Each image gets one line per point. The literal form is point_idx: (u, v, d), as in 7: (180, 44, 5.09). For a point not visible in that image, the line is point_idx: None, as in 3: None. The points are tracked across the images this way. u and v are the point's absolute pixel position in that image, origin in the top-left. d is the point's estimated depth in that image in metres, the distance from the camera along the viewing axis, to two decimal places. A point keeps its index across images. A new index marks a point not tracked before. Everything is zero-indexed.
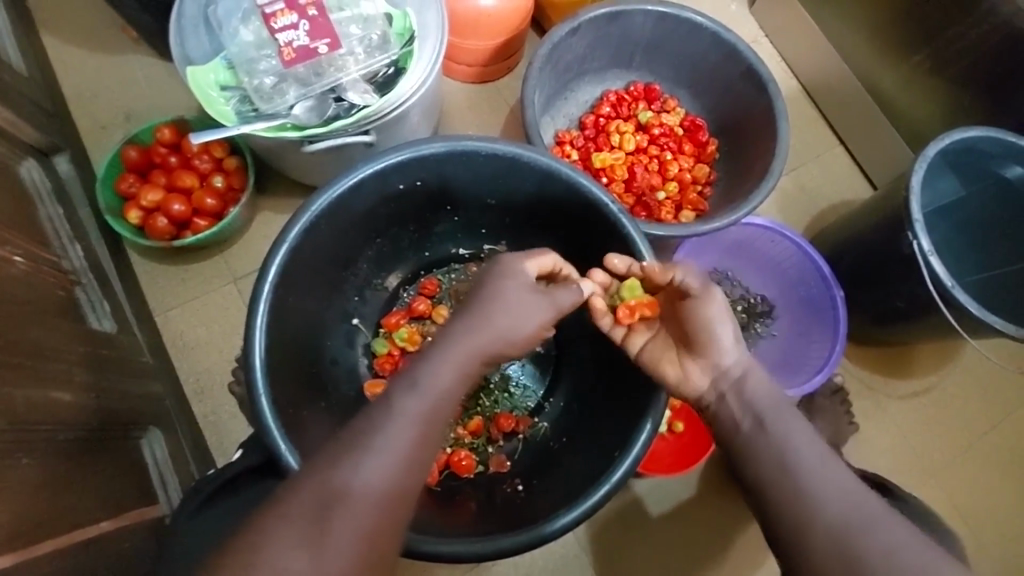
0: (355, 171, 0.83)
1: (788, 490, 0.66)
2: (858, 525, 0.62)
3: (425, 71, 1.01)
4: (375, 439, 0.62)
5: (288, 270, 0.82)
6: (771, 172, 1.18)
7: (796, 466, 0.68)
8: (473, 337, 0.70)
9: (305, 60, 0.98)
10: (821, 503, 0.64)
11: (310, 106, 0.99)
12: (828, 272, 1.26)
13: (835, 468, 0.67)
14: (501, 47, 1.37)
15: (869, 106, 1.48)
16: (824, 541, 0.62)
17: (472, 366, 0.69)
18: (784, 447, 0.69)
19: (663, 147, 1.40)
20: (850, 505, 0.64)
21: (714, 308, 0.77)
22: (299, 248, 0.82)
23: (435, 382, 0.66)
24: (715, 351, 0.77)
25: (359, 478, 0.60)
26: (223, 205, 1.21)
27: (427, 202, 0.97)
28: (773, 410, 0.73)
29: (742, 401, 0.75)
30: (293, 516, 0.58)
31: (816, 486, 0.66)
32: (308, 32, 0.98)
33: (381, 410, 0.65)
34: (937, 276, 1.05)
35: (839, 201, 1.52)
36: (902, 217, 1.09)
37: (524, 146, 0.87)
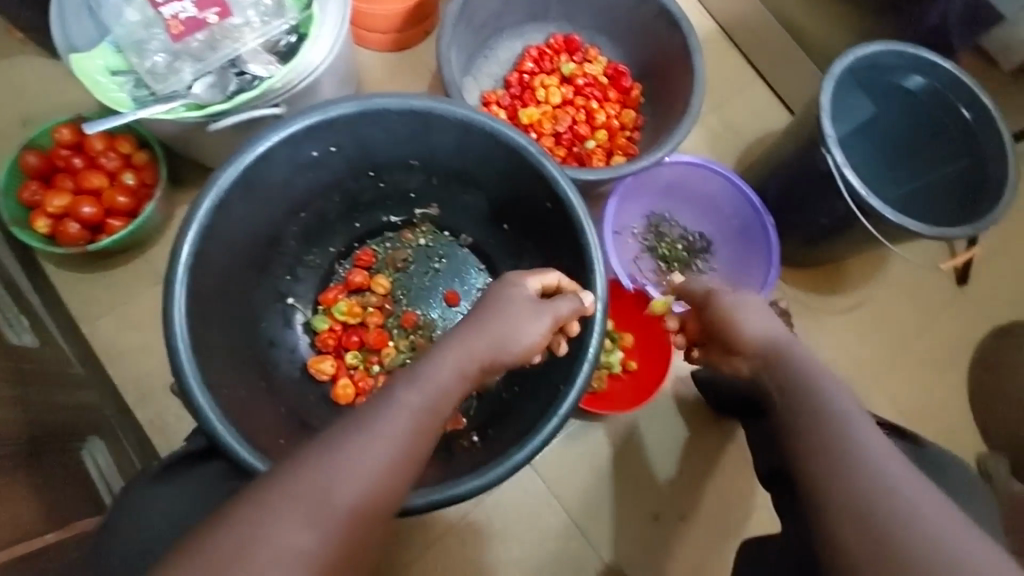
0: (260, 140, 0.80)
1: (815, 441, 0.63)
2: (884, 479, 0.57)
3: (330, 36, 0.98)
4: (370, 426, 0.60)
5: (205, 250, 0.79)
6: (692, 107, 1.20)
7: (839, 426, 0.63)
8: (476, 338, 0.71)
9: (195, 33, 0.94)
10: (853, 462, 0.59)
11: (210, 83, 0.95)
12: (758, 201, 1.30)
13: (874, 435, 0.62)
14: (413, 11, 1.35)
15: (781, 37, 1.50)
16: (847, 494, 0.57)
17: (471, 367, 0.69)
18: (824, 407, 0.66)
19: (589, 96, 1.39)
20: (882, 468, 0.58)
21: (725, 301, 0.87)
22: (212, 224, 0.79)
23: (435, 378, 0.67)
24: (747, 335, 0.80)
25: (355, 464, 0.57)
26: (137, 202, 1.16)
27: (348, 169, 0.95)
28: (815, 373, 0.71)
29: (780, 370, 0.73)
30: (291, 495, 0.54)
31: (846, 442, 0.61)
32: (194, 3, 0.94)
33: (378, 400, 0.64)
34: (852, 187, 1.10)
35: (764, 133, 1.56)
36: (816, 136, 1.13)
37: (435, 99, 0.85)
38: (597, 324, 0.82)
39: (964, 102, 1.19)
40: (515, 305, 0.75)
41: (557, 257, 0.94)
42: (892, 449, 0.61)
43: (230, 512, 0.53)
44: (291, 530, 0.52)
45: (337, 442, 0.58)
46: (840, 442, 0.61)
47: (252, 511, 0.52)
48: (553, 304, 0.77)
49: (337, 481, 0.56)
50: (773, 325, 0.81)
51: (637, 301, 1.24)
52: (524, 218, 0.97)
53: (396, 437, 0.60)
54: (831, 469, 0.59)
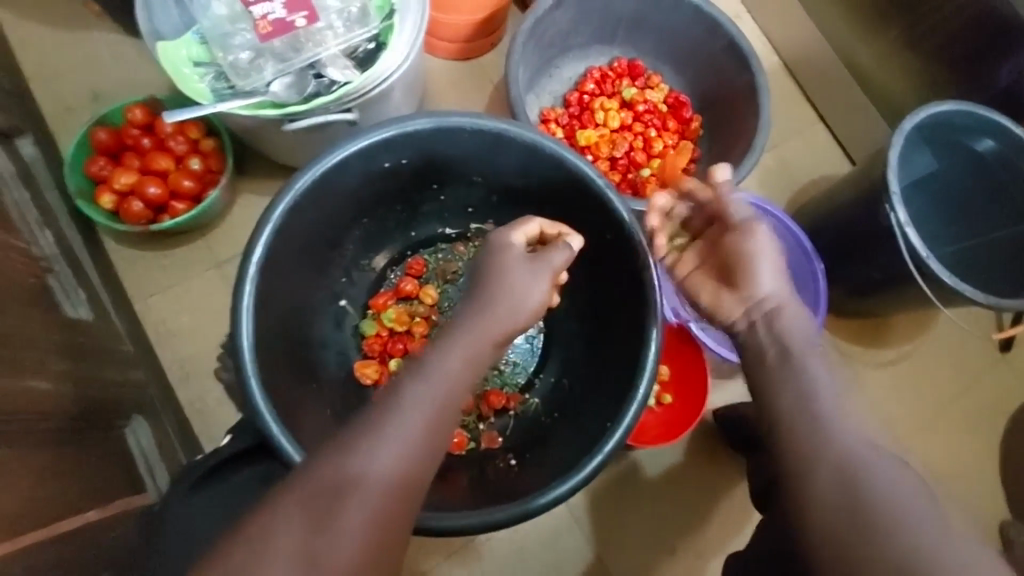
0: (338, 149, 0.82)
1: (801, 435, 0.67)
2: (863, 468, 0.63)
3: (407, 45, 0.99)
4: (383, 424, 0.62)
5: (274, 251, 0.81)
6: (755, 145, 1.19)
7: (819, 411, 0.68)
8: (480, 319, 0.71)
9: (281, 35, 0.96)
10: (836, 451, 0.65)
11: (289, 83, 0.97)
12: (810, 247, 1.29)
13: (849, 421, 0.67)
14: (483, 23, 1.35)
15: (848, 83, 1.49)
16: (830, 480, 0.63)
17: (479, 346, 0.70)
18: (802, 396, 0.70)
19: (648, 123, 1.39)
20: (864, 457, 0.63)
21: (756, 239, 0.82)
22: (284, 226, 0.80)
23: (441, 367, 0.66)
24: (753, 284, 0.80)
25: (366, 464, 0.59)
26: (201, 188, 1.18)
27: (412, 181, 0.96)
28: (801, 343, 0.75)
29: (771, 331, 0.77)
30: (305, 495, 0.58)
31: (828, 432, 0.66)
32: (284, 4, 0.96)
33: (390, 397, 0.65)
34: (912, 247, 1.08)
35: (820, 176, 1.54)
36: (880, 191, 1.12)
37: (509, 121, 0.86)
38: (648, 368, 0.82)
39: None
40: (510, 273, 0.75)
41: (609, 288, 0.94)
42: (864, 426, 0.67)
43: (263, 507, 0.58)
44: (302, 529, 0.56)
45: (351, 444, 0.61)
46: (823, 434, 0.66)
47: (273, 514, 0.57)
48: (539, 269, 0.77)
49: (352, 483, 0.58)
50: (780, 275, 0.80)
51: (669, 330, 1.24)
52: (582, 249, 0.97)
53: (405, 437, 0.61)
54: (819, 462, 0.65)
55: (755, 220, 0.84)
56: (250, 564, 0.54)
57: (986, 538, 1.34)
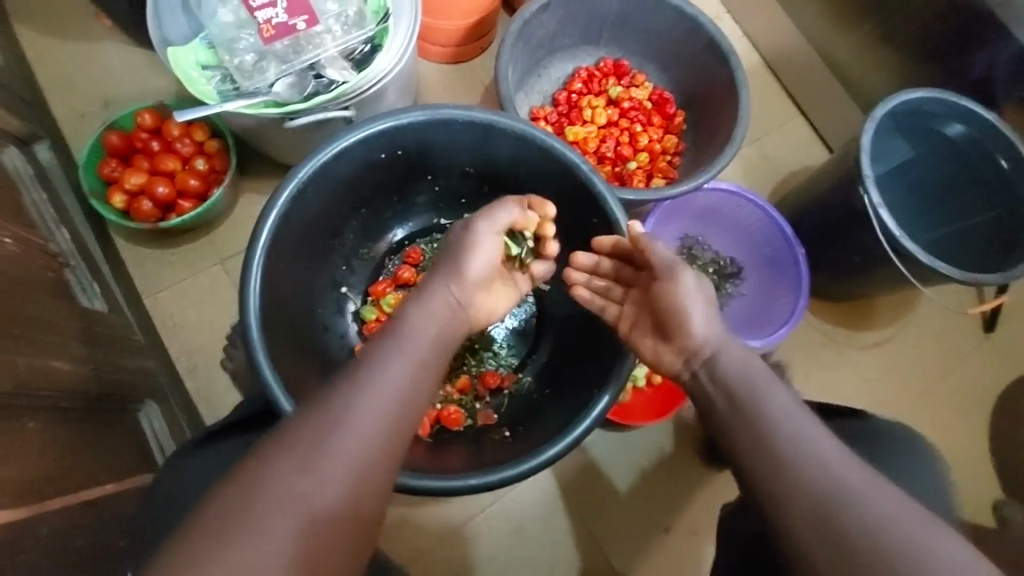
0: (338, 140, 0.88)
1: (766, 471, 0.63)
2: (837, 495, 0.59)
3: (402, 46, 1.05)
4: (363, 372, 0.66)
5: (281, 237, 0.86)
6: (734, 138, 1.25)
7: (775, 436, 0.65)
8: (444, 286, 0.79)
9: (283, 37, 1.02)
10: (803, 478, 0.61)
11: (291, 82, 1.03)
12: (791, 232, 1.34)
13: (811, 439, 0.64)
14: (473, 27, 1.45)
15: (827, 78, 1.55)
16: (805, 512, 0.60)
17: (447, 309, 0.77)
18: (764, 423, 0.66)
19: (634, 119, 1.45)
20: (835, 479, 0.60)
21: (684, 285, 0.79)
22: (290, 213, 0.86)
23: (416, 325, 0.73)
24: (687, 332, 0.77)
25: (357, 407, 0.63)
26: (206, 186, 1.25)
27: (408, 172, 1.02)
28: (745, 382, 0.71)
29: (713, 378, 0.74)
30: (292, 449, 0.59)
31: (798, 459, 0.62)
32: (285, 8, 1.01)
33: (371, 351, 0.69)
34: (888, 228, 1.13)
35: (802, 167, 1.59)
36: (855, 176, 1.18)
37: (498, 113, 0.92)
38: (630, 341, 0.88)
39: (1002, 153, 1.22)
40: (478, 237, 0.84)
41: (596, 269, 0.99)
42: (830, 439, 0.65)
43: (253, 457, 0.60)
44: (294, 473, 0.58)
45: (339, 391, 0.64)
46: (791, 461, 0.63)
47: (264, 461, 0.59)
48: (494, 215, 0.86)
49: (335, 430, 0.61)
50: (716, 319, 0.78)
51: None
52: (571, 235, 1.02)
53: (394, 375, 0.66)
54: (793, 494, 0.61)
55: (678, 265, 0.82)
56: (239, 508, 0.55)
57: (973, 514, 1.37)
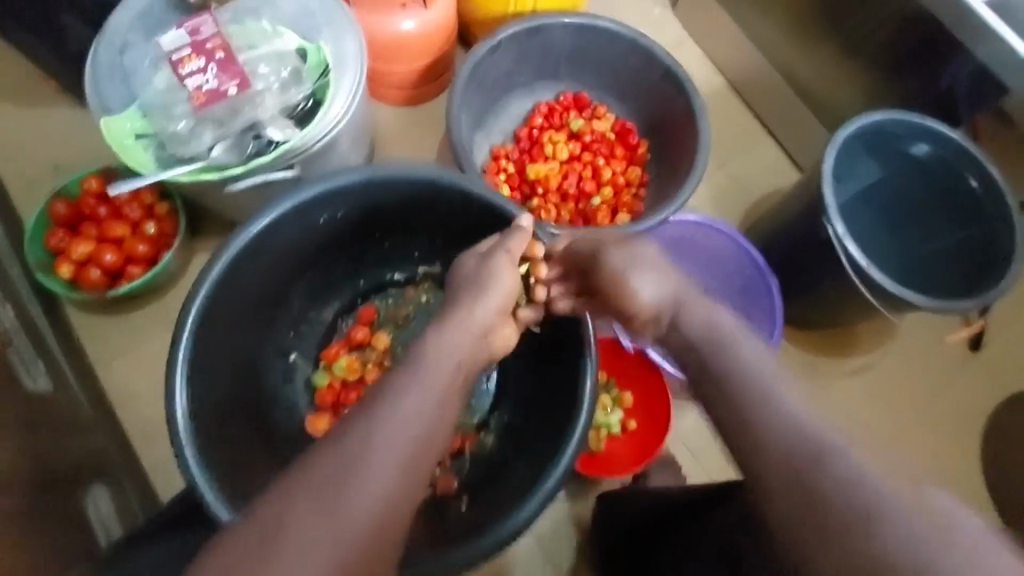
0: (273, 209, 0.85)
1: (743, 431, 0.66)
2: (815, 454, 0.61)
3: (347, 100, 1.03)
4: (387, 411, 0.65)
5: (214, 312, 0.83)
6: (696, 168, 1.22)
7: (755, 396, 0.67)
8: (462, 322, 0.78)
9: (216, 102, 0.99)
10: (779, 437, 0.63)
11: (228, 146, 1.00)
12: (761, 262, 1.33)
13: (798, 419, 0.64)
14: (429, 69, 1.44)
15: (791, 98, 1.53)
16: (788, 475, 0.61)
17: (465, 347, 0.76)
18: (737, 373, 0.70)
19: (596, 152, 1.43)
20: (810, 441, 0.62)
21: (614, 259, 0.85)
22: (223, 288, 0.83)
23: (437, 361, 0.72)
24: (637, 298, 0.82)
25: (370, 471, 0.61)
26: (155, 250, 1.22)
27: (354, 232, 0.99)
28: (707, 337, 0.75)
29: (680, 335, 0.77)
30: (314, 488, 0.59)
31: (774, 418, 0.65)
32: (216, 75, 1.00)
33: (392, 381, 0.69)
34: (854, 259, 1.13)
35: (773, 189, 1.56)
36: (820, 207, 1.16)
37: (438, 171, 0.89)
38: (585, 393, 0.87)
39: (972, 172, 1.20)
40: (488, 275, 0.83)
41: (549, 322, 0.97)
42: (819, 416, 0.65)
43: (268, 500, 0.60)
44: (313, 517, 0.58)
45: (356, 434, 0.63)
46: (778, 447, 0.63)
47: (287, 496, 0.59)
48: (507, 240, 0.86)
49: (362, 470, 0.61)
50: (669, 280, 0.82)
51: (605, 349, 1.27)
52: None
53: (410, 416, 0.66)
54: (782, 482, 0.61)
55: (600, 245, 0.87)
56: (269, 548, 0.56)
57: None
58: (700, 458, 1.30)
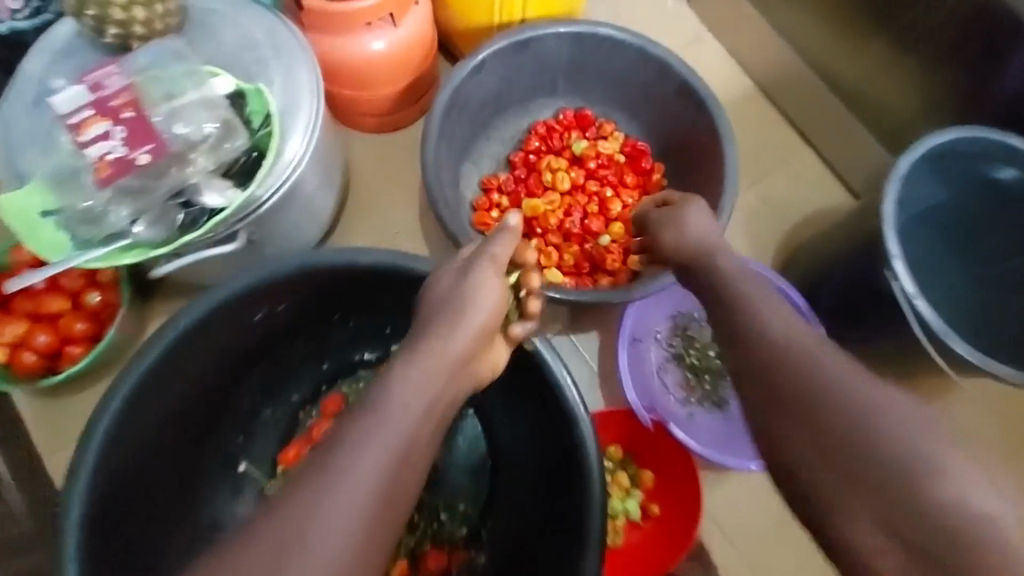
0: (185, 316, 0.73)
1: (771, 380, 0.63)
2: (843, 406, 0.59)
3: (302, 146, 0.91)
4: (348, 459, 0.55)
5: (122, 435, 0.72)
6: (723, 205, 1.03)
7: (786, 349, 0.64)
8: (438, 349, 0.65)
9: (125, 173, 0.84)
10: (803, 386, 0.61)
11: (153, 219, 0.84)
12: (802, 306, 1.14)
13: (851, 395, 0.59)
14: (409, 88, 1.24)
15: (832, 104, 1.30)
16: (806, 425, 0.59)
17: (444, 379, 0.64)
18: (760, 326, 0.68)
19: (603, 180, 1.22)
20: (837, 390, 0.60)
21: (661, 210, 0.93)
22: (137, 402, 0.72)
23: (409, 396, 0.60)
24: (672, 244, 0.87)
25: (325, 534, 0.52)
26: (97, 326, 1.08)
27: (299, 321, 0.85)
28: (730, 284, 0.75)
29: (706, 284, 0.78)
30: (258, 559, 0.51)
31: (799, 369, 0.62)
32: (125, 140, 0.85)
33: (361, 418, 0.59)
34: (927, 322, 0.93)
35: (813, 209, 1.34)
36: (877, 253, 0.96)
37: (367, 249, 0.77)
38: (597, 510, 0.75)
39: None
40: (467, 281, 0.70)
41: (547, 418, 0.85)
42: (846, 370, 0.62)
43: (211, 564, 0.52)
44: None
45: (308, 493, 0.54)
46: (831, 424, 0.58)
47: (232, 560, 0.52)
48: (487, 248, 0.73)
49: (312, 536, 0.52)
50: (708, 232, 0.86)
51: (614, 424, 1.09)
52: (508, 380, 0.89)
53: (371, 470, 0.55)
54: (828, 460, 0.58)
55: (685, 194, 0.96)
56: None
57: None
58: (736, 537, 1.12)
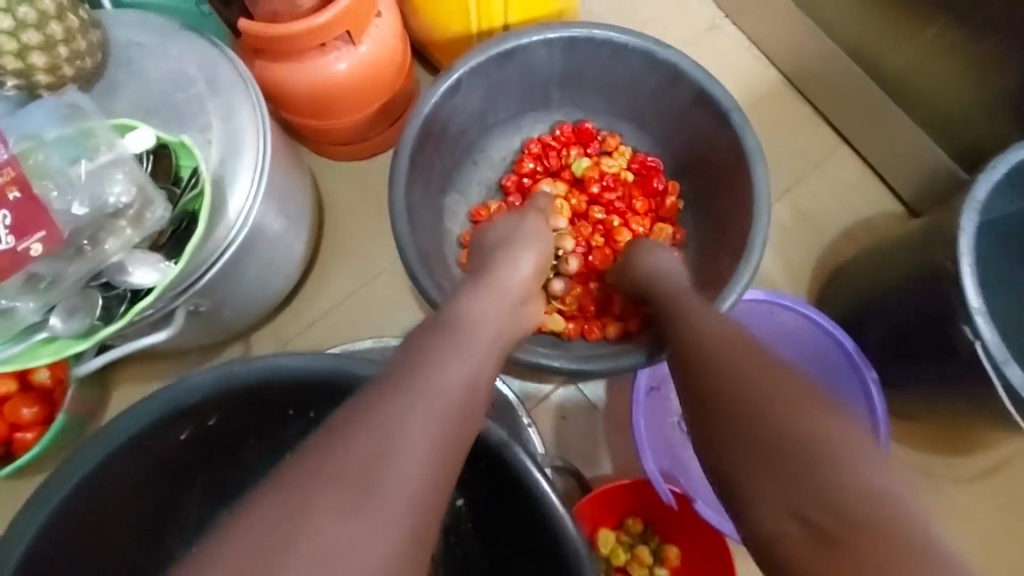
0: (99, 438, 0.65)
1: (724, 384, 0.55)
2: (797, 410, 0.51)
3: (249, 196, 0.79)
4: (420, 378, 0.51)
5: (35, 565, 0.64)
6: (753, 242, 0.85)
7: (739, 352, 0.57)
8: (487, 300, 0.65)
9: (15, 270, 0.66)
10: (758, 384, 0.53)
11: (69, 308, 0.70)
12: (852, 347, 0.96)
13: (804, 377, 0.54)
14: (379, 112, 1.08)
15: (876, 98, 1.10)
16: (769, 440, 0.50)
17: (501, 326, 0.62)
18: (714, 333, 0.62)
19: (609, 205, 1.05)
20: (793, 388, 0.52)
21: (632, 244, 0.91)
22: (58, 526, 0.65)
23: (473, 338, 0.58)
24: (637, 267, 0.84)
25: (405, 453, 0.47)
26: (49, 407, 0.95)
27: (252, 417, 0.75)
28: (687, 305, 0.71)
29: (663, 305, 0.75)
30: (340, 476, 0.45)
31: (752, 370, 0.55)
32: (10, 227, 0.66)
33: (422, 343, 0.55)
34: (1013, 385, 0.76)
35: (855, 222, 1.16)
36: (948, 297, 0.79)
37: (313, 356, 0.67)
38: None
39: None
40: (516, 239, 0.78)
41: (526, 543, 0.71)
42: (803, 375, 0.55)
43: (285, 480, 0.45)
44: (341, 509, 0.44)
45: (398, 393, 0.50)
46: (774, 390, 0.52)
47: (295, 482, 0.44)
48: (525, 221, 0.83)
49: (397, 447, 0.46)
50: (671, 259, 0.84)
51: (629, 496, 0.94)
52: (483, 493, 0.74)
53: (459, 374, 0.53)
54: (760, 438, 0.50)
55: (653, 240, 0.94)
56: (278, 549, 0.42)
57: None
58: None
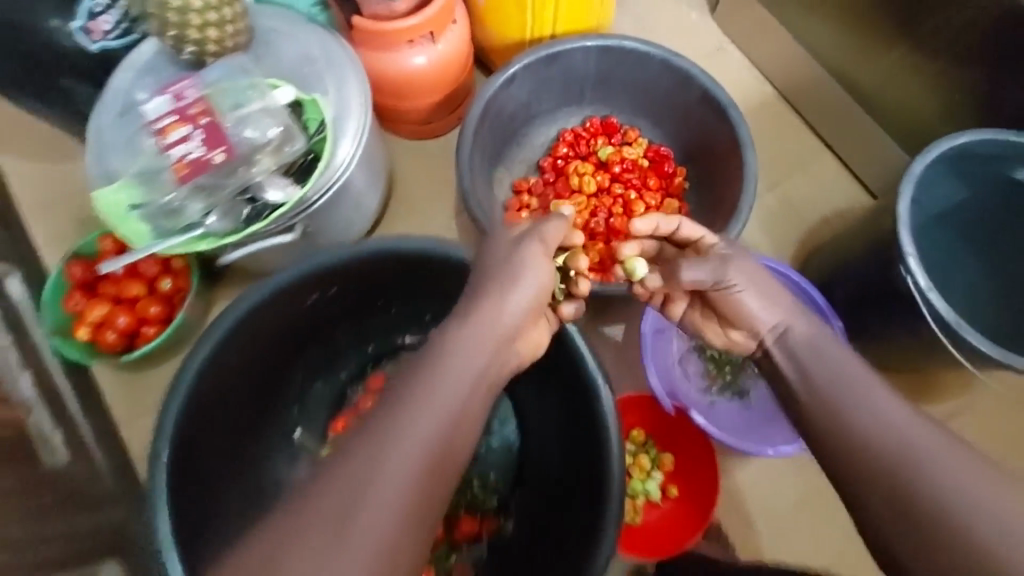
0: (228, 316, 0.82)
1: (848, 442, 0.68)
2: (914, 464, 0.63)
3: (352, 144, 1.00)
4: (398, 420, 0.61)
5: (192, 408, 0.81)
6: (740, 208, 1.08)
7: (861, 412, 0.68)
8: (476, 333, 0.69)
9: (201, 172, 0.94)
10: (877, 446, 0.66)
11: (222, 212, 0.95)
12: (822, 303, 1.16)
13: (917, 426, 0.66)
14: (445, 100, 1.33)
15: (851, 111, 1.34)
16: (890, 496, 0.63)
17: (481, 365, 0.68)
18: (832, 387, 0.72)
19: (628, 183, 1.28)
20: (905, 443, 0.64)
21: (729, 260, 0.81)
22: (228, 347, 0.84)
23: (449, 381, 0.65)
24: (751, 319, 0.81)
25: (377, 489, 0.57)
26: (169, 308, 1.19)
27: (355, 302, 0.97)
28: (812, 350, 0.77)
29: (787, 353, 0.78)
30: (323, 495, 0.57)
31: (868, 431, 0.67)
32: (202, 142, 0.95)
33: (404, 394, 0.64)
34: (940, 314, 0.96)
35: (832, 212, 1.38)
36: (892, 252, 1.01)
37: (395, 236, 0.87)
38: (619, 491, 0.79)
39: None
40: (508, 267, 0.73)
41: (571, 404, 0.90)
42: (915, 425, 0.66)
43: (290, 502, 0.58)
44: (325, 538, 0.55)
45: (374, 436, 0.60)
46: (890, 451, 0.65)
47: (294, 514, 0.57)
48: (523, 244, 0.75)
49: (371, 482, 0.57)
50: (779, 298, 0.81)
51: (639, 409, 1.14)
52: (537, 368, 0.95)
53: (439, 417, 0.62)
54: (886, 493, 0.63)
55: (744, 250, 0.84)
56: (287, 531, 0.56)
57: None
58: (756, 518, 1.15)
